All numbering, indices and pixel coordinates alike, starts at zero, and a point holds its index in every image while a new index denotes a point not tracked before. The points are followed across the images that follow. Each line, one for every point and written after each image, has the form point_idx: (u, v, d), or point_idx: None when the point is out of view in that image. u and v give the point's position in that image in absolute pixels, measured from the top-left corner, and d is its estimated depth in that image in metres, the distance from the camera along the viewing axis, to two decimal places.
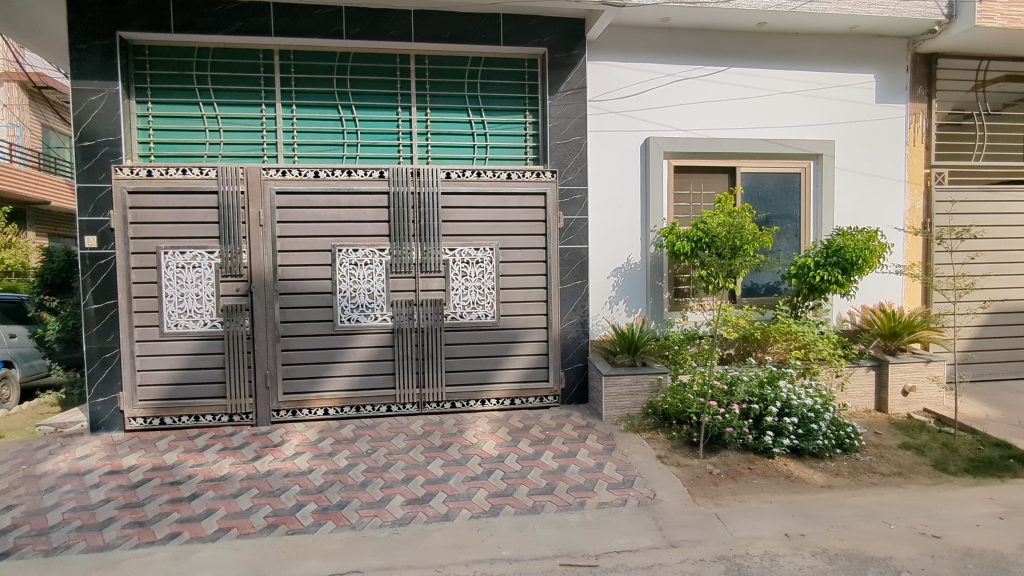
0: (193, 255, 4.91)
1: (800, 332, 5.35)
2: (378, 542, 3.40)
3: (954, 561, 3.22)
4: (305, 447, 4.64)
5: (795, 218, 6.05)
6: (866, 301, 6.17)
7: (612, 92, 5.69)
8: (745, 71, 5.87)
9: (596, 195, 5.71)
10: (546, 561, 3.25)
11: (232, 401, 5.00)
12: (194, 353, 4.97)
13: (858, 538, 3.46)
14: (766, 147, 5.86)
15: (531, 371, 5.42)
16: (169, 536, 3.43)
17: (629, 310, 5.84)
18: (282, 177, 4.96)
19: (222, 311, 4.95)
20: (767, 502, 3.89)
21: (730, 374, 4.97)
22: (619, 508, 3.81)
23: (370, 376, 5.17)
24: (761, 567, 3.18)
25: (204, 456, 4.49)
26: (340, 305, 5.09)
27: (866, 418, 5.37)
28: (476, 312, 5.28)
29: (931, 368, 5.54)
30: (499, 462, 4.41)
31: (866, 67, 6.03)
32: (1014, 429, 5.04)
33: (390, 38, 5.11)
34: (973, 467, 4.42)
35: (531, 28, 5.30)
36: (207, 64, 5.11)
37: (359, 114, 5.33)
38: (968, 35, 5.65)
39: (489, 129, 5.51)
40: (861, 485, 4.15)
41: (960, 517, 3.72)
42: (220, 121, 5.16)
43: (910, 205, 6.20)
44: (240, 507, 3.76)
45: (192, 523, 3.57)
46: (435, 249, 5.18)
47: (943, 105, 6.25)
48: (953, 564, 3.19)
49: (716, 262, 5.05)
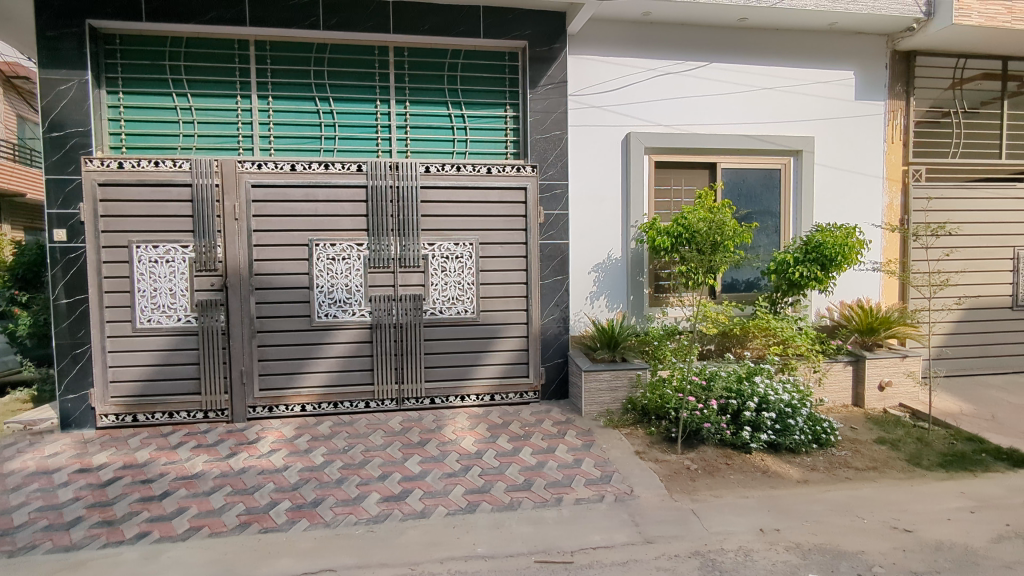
0: (166, 249, 4.82)
1: (779, 327, 5.33)
2: (353, 540, 3.36)
3: (925, 555, 3.25)
4: (281, 444, 4.57)
5: (775, 214, 6.08)
6: (844, 298, 6.19)
7: (593, 86, 5.65)
8: (725, 66, 5.87)
9: (577, 190, 5.67)
10: (522, 557, 3.23)
11: (207, 398, 4.92)
12: (168, 349, 4.87)
13: (832, 533, 3.47)
14: (746, 143, 5.88)
15: (512, 367, 5.39)
16: (138, 536, 3.35)
17: (611, 305, 5.82)
18: (258, 169, 4.88)
19: (196, 306, 4.85)
20: (743, 497, 3.90)
21: (708, 369, 5.03)
22: (596, 504, 3.80)
23: (348, 373, 5.11)
24: (735, 563, 3.18)
25: (176, 453, 4.41)
26: (317, 300, 5.02)
27: (842, 413, 5.41)
28: (455, 307, 5.23)
29: (907, 363, 5.58)
30: (477, 459, 4.38)
31: (845, 64, 6.07)
32: (988, 424, 5.11)
33: (368, 29, 5.03)
34: (946, 461, 4.47)
35: (511, 20, 5.24)
36: (181, 54, 5.00)
37: (336, 106, 5.24)
38: (946, 32, 5.70)
39: (469, 122, 5.44)
40: (836, 480, 4.18)
41: (932, 511, 3.75)
42: (194, 112, 5.06)
43: (887, 202, 6.24)
44: (213, 505, 3.69)
45: (163, 522, 3.49)
46: (414, 244, 5.12)
47: (920, 103, 6.30)
48: (924, 558, 3.22)
49: (696, 257, 5.02)
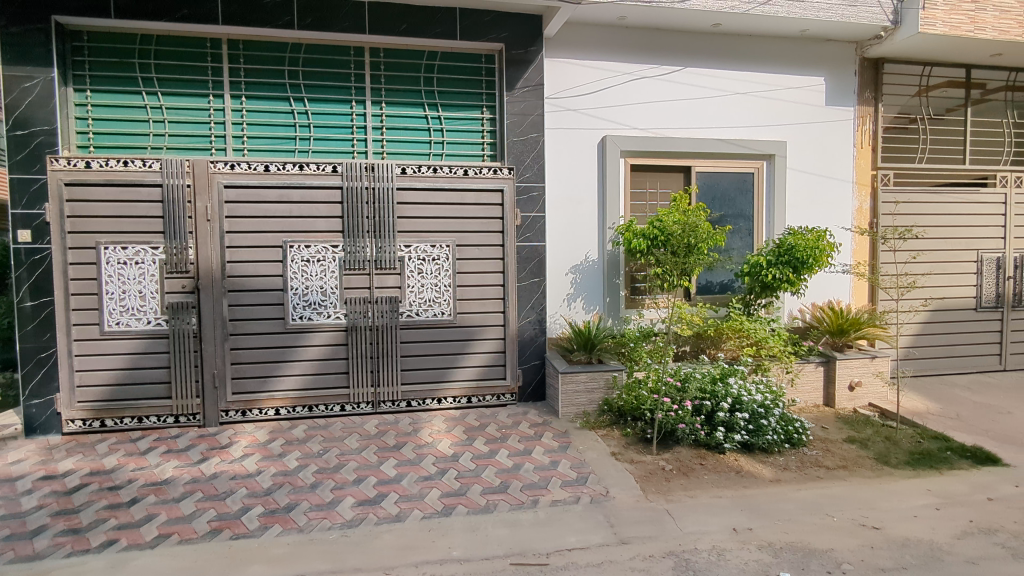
0: (136, 251, 4.73)
1: (752, 329, 5.40)
2: (327, 545, 3.32)
3: (892, 552, 3.32)
4: (254, 449, 4.51)
5: (748, 217, 6.16)
6: (816, 299, 6.31)
7: (570, 89, 5.69)
8: (699, 71, 5.94)
9: (554, 192, 5.70)
10: (497, 560, 3.22)
11: (178, 402, 4.84)
12: (138, 353, 4.78)
13: (803, 531, 3.53)
14: (720, 147, 5.96)
15: (489, 370, 5.38)
16: (105, 544, 3.27)
17: (587, 307, 5.85)
18: (231, 170, 4.82)
19: (166, 309, 4.77)
20: (717, 497, 3.95)
21: (683, 371, 5.07)
22: (572, 506, 3.81)
23: (323, 376, 5.06)
24: (708, 562, 3.21)
25: (146, 459, 4.32)
26: (291, 302, 4.96)
27: (813, 413, 5.50)
28: (432, 310, 5.21)
29: (876, 364, 5.70)
30: (453, 461, 4.37)
31: (815, 70, 6.19)
32: (954, 422, 5.25)
33: (343, 29, 5.00)
34: (913, 459, 4.57)
35: (488, 23, 5.24)
36: (151, 52, 4.91)
37: (311, 107, 5.19)
38: (912, 41, 5.84)
39: (446, 124, 5.43)
40: (808, 478, 4.25)
41: (899, 508, 3.84)
42: (165, 112, 4.97)
43: (857, 205, 6.37)
44: (183, 512, 3.62)
45: (130, 530, 3.42)
46: (390, 246, 5.09)
47: (888, 109, 6.45)
48: (891, 555, 3.29)
49: (671, 259, 5.07)
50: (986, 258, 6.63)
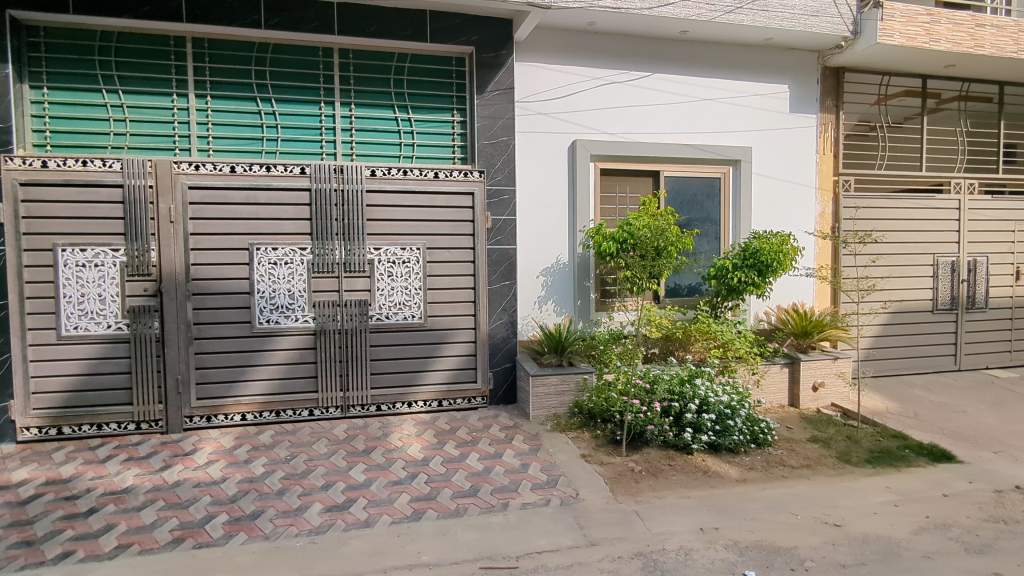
0: (95, 253, 4.60)
1: (719, 331, 5.50)
2: (294, 552, 3.28)
3: (852, 548, 3.40)
4: (219, 455, 4.42)
5: (715, 222, 6.27)
6: (780, 302, 6.45)
7: (540, 93, 5.71)
8: (667, 77, 6.03)
9: (525, 196, 5.72)
10: (466, 564, 3.21)
11: (140, 408, 4.72)
12: (97, 358, 4.65)
13: (767, 530, 3.60)
14: (688, 152, 6.06)
15: (460, 373, 5.36)
16: (61, 556, 3.17)
17: (558, 310, 5.88)
18: (195, 171, 4.73)
19: (128, 313, 4.65)
20: (685, 497, 4.00)
21: (651, 372, 5.12)
22: (542, 508, 3.83)
23: (291, 380, 4.99)
24: (676, 562, 3.25)
25: (105, 468, 4.20)
26: (258, 306, 4.88)
27: (778, 413, 5.62)
28: (402, 313, 5.18)
29: (838, 364, 5.84)
30: (423, 466, 4.34)
31: (778, 78, 6.33)
32: (912, 421, 5.42)
33: (311, 30, 4.96)
34: (873, 458, 4.70)
35: (458, 26, 5.25)
36: (112, 49, 4.78)
37: (278, 107, 5.12)
38: (871, 51, 6.02)
39: (416, 127, 5.41)
40: (773, 478, 4.34)
41: (859, 506, 3.94)
42: (126, 111, 4.85)
43: (820, 210, 6.54)
44: (144, 521, 3.53)
45: (88, 541, 3.32)
46: (360, 249, 5.05)
47: (849, 117, 6.64)
48: (851, 551, 3.37)
49: (639, 262, 5.14)
50: (941, 262, 6.85)
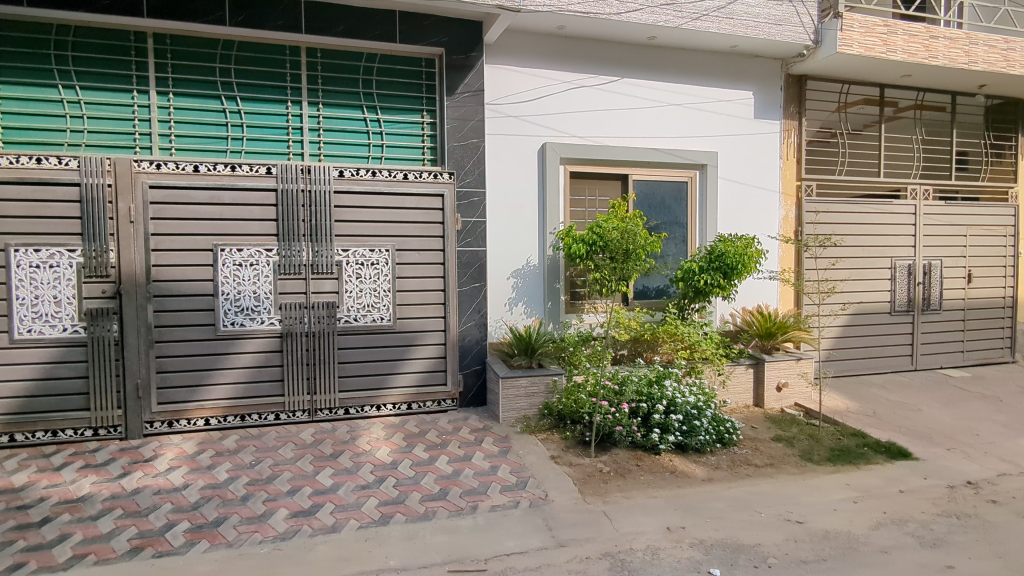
0: (50, 253, 4.45)
1: (686, 333, 5.58)
2: (258, 559, 3.21)
3: (813, 544, 3.48)
4: (181, 462, 4.31)
5: (683, 225, 6.36)
6: (745, 304, 6.58)
7: (509, 96, 5.72)
8: (634, 81, 6.10)
9: (495, 197, 5.72)
10: (434, 568, 3.20)
11: (98, 414, 4.57)
12: (52, 362, 4.49)
13: (733, 528, 3.66)
14: (656, 157, 6.14)
15: (429, 375, 5.33)
16: (12, 568, 3.06)
17: (528, 312, 5.90)
18: (157, 169, 4.61)
19: (85, 315, 4.50)
20: (652, 497, 4.05)
21: (620, 374, 5.17)
22: (511, 510, 3.83)
23: (256, 384, 4.89)
24: (643, 562, 3.28)
25: (60, 475, 4.06)
26: (222, 308, 4.78)
27: (744, 413, 5.72)
28: (371, 315, 5.13)
29: (801, 365, 5.98)
30: (392, 469, 4.30)
31: (742, 84, 6.45)
32: (871, 420, 5.58)
33: (278, 28, 4.89)
34: (834, 456, 4.83)
35: (427, 27, 5.23)
36: (68, 43, 4.64)
37: (244, 106, 5.02)
38: (831, 60, 6.20)
39: (385, 127, 5.36)
40: (738, 477, 4.42)
41: (820, 503, 4.04)
42: (83, 107, 4.69)
43: (783, 215, 6.70)
44: (101, 530, 3.42)
45: (41, 552, 3.20)
46: (327, 250, 4.98)
47: (811, 123, 6.81)
48: (812, 547, 3.45)
49: (609, 265, 5.20)
50: (898, 265, 7.07)
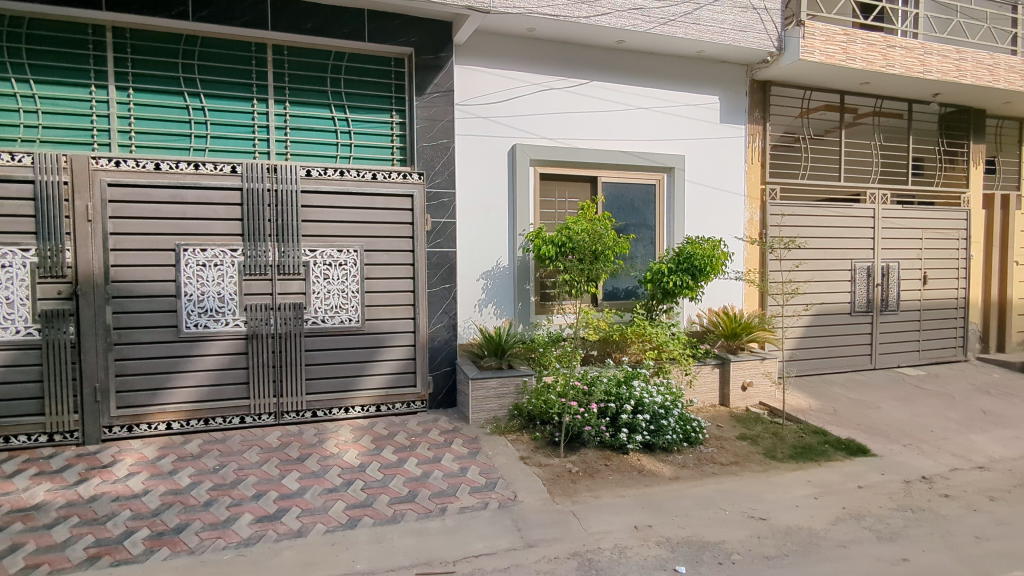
0: (2, 254, 4.29)
1: (654, 334, 5.65)
2: (221, 566, 3.14)
3: (776, 540, 3.55)
4: (141, 467, 4.19)
5: (651, 227, 6.44)
6: (711, 304, 6.68)
7: (480, 97, 5.71)
8: (602, 84, 6.16)
9: (465, 198, 5.71)
10: (403, 571, 3.17)
11: (54, 419, 4.42)
12: (5, 365, 4.33)
13: (699, 526, 3.71)
14: (624, 159, 6.21)
15: (398, 377, 5.29)
16: None
17: (498, 313, 5.90)
18: (116, 167, 4.47)
19: (39, 317, 4.34)
20: (621, 496, 4.08)
21: (589, 374, 5.20)
22: (480, 511, 3.82)
23: (220, 386, 4.79)
24: (610, 561, 3.31)
25: (12, 483, 3.91)
26: (185, 309, 4.67)
27: (710, 412, 5.81)
28: (339, 316, 5.06)
29: (765, 364, 6.10)
30: (359, 472, 4.26)
31: (708, 89, 6.56)
32: (831, 418, 5.71)
33: (244, 24, 4.79)
34: (796, 453, 4.93)
35: (397, 27, 5.19)
36: (21, 35, 4.46)
37: (208, 103, 4.92)
38: (794, 66, 6.34)
39: (353, 126, 5.31)
40: (704, 475, 4.48)
41: (783, 499, 4.12)
42: (38, 101, 4.52)
43: (748, 217, 6.82)
44: (55, 539, 3.31)
45: None
46: (294, 250, 4.91)
47: (774, 128, 6.96)
48: (775, 543, 3.52)
49: (578, 266, 5.22)
50: (858, 267, 7.26)
